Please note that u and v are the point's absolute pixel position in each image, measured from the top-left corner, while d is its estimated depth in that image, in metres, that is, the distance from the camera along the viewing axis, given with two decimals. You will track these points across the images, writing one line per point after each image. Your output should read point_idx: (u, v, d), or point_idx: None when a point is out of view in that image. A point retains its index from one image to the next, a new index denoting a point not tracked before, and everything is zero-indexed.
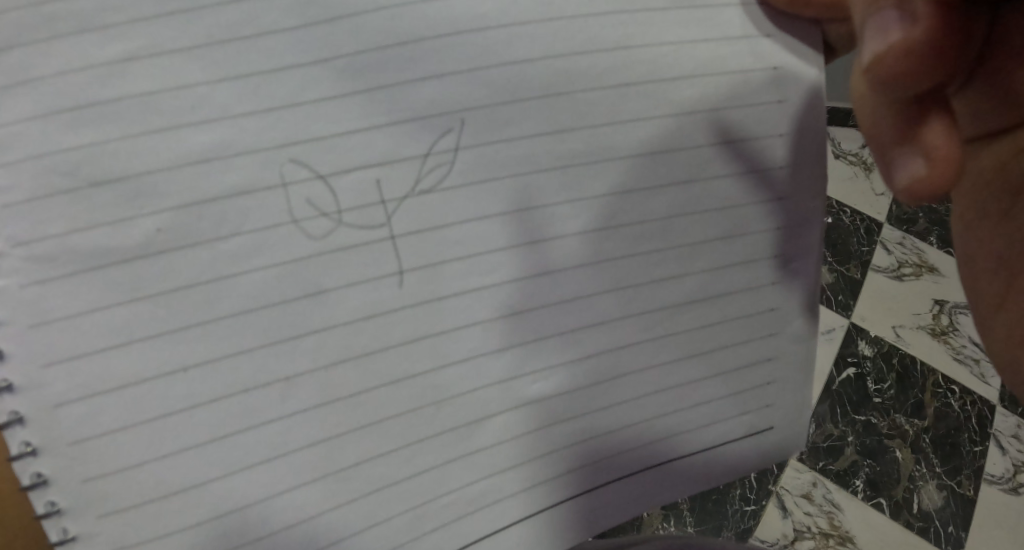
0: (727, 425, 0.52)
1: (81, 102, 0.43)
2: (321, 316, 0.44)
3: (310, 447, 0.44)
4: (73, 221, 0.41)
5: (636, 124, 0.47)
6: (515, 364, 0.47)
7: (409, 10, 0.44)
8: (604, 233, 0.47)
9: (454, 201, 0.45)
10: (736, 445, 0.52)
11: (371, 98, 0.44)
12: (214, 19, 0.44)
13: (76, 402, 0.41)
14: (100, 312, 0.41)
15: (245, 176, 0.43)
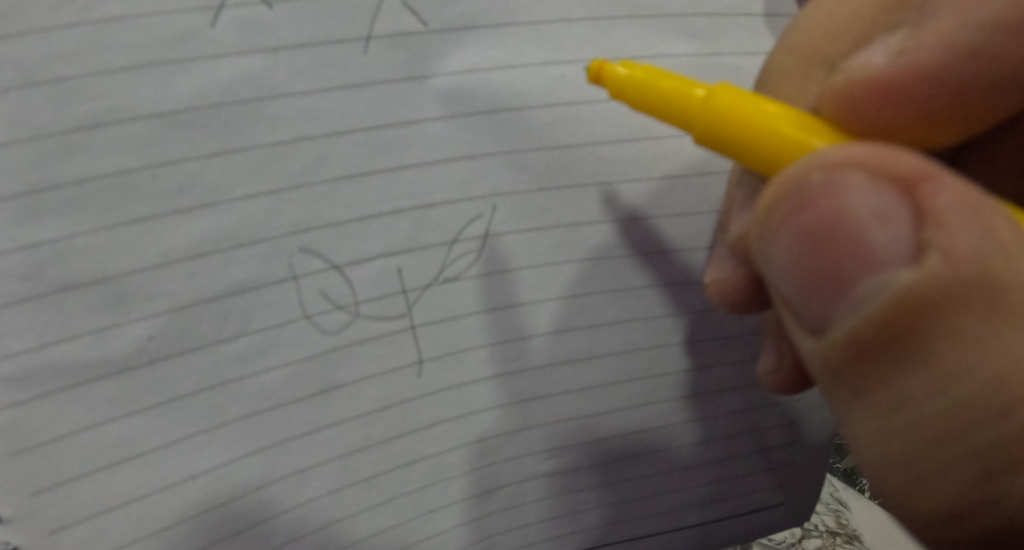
0: (736, 501, 0.51)
1: (36, 184, 0.35)
2: (336, 410, 0.41)
3: (321, 531, 0.42)
4: (46, 333, 0.36)
5: (680, 221, 0.45)
6: (530, 442, 0.45)
7: (442, 80, 0.39)
8: (634, 324, 0.45)
9: (480, 291, 0.42)
10: (744, 520, 0.52)
11: (394, 180, 0.39)
12: (205, 75, 0.36)
13: (78, 523, 0.38)
14: (90, 430, 0.37)
15: (249, 270, 0.38)
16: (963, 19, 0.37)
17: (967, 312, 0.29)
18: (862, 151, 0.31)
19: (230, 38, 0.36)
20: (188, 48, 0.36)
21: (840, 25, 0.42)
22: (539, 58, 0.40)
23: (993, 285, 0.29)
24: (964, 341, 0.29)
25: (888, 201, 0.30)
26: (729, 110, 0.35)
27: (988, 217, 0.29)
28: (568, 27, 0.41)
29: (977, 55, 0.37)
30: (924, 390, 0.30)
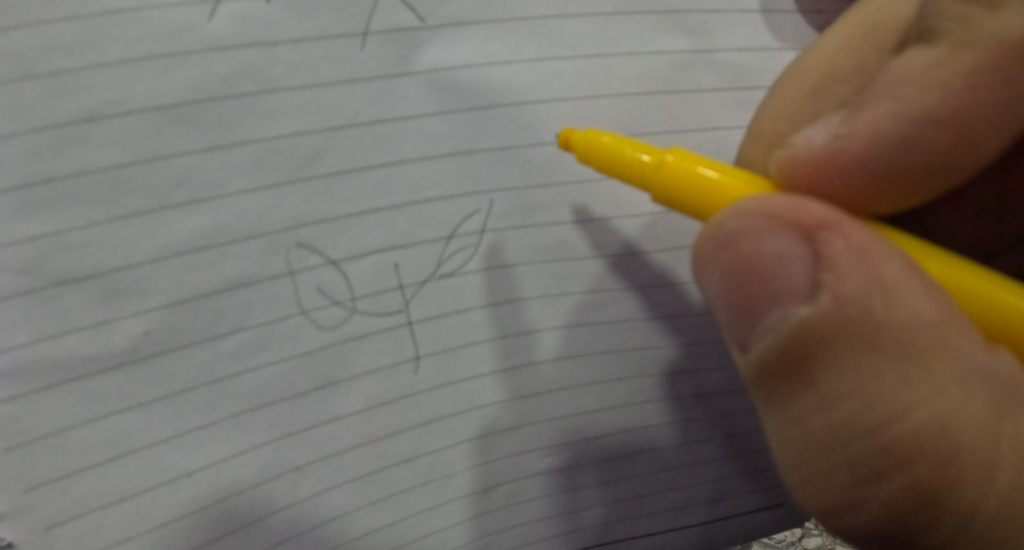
0: (736, 500, 0.50)
1: (33, 178, 0.35)
2: (333, 406, 0.41)
3: (319, 529, 0.42)
4: (42, 327, 0.36)
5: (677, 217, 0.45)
6: (527, 440, 0.45)
7: (440, 75, 0.39)
8: (633, 324, 0.45)
9: (478, 287, 0.42)
10: (746, 519, 0.50)
11: (391, 175, 0.39)
12: (201, 68, 0.36)
13: (73, 520, 0.37)
14: (86, 425, 0.37)
15: (246, 265, 0.38)
16: (895, 112, 0.37)
17: (857, 338, 0.31)
18: (772, 203, 0.35)
19: (226, 31, 0.36)
20: (184, 42, 0.36)
21: (794, 113, 0.42)
22: (534, 54, 0.40)
23: (880, 319, 0.31)
24: (853, 364, 0.31)
25: (790, 246, 0.33)
26: (670, 175, 0.37)
27: (877, 261, 0.32)
28: (564, 23, 0.41)
29: (908, 144, 0.37)
30: (817, 406, 0.32)
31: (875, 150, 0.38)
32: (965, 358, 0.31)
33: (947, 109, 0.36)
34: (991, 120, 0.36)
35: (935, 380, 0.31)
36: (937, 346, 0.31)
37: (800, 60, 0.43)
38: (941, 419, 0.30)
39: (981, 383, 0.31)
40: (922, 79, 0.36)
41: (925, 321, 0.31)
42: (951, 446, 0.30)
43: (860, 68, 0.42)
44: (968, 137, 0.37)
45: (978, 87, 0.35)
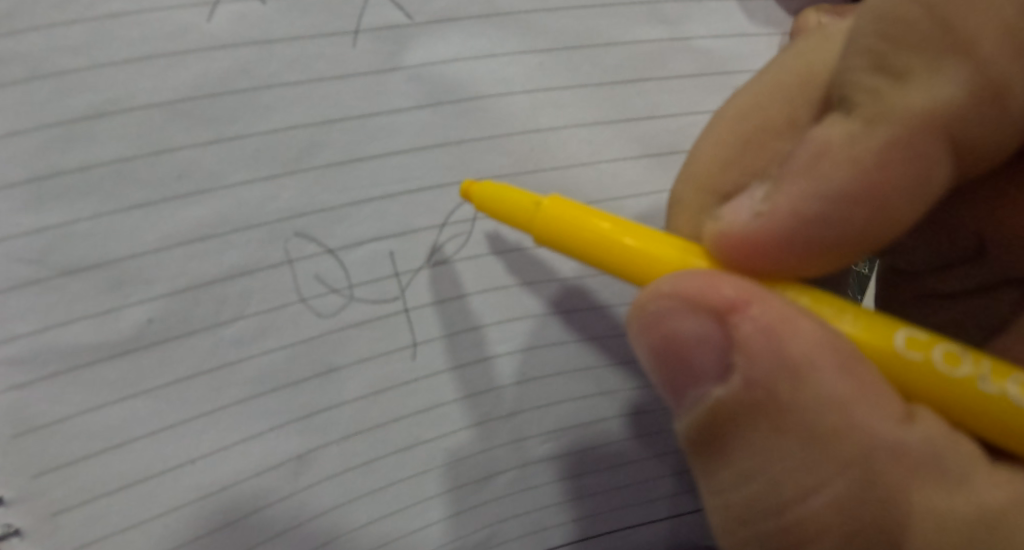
0: None
1: (41, 172, 0.36)
2: (333, 393, 0.42)
3: (323, 516, 0.43)
4: (49, 316, 0.37)
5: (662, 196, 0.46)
6: (522, 428, 0.46)
7: (428, 70, 0.41)
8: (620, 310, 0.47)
9: (469, 274, 0.43)
10: None
11: (383, 166, 0.41)
12: (202, 66, 0.38)
13: (80, 506, 0.38)
14: (92, 412, 0.38)
15: (246, 254, 0.39)
16: (815, 189, 0.36)
17: (767, 421, 0.33)
18: (689, 279, 0.35)
19: (225, 31, 0.38)
20: (185, 41, 0.38)
21: (727, 160, 0.41)
22: (517, 47, 0.42)
23: (787, 401, 0.33)
24: (758, 443, 0.34)
25: (713, 332, 0.35)
26: (648, 263, 0.37)
27: (785, 338, 0.33)
28: (545, 19, 0.43)
29: (830, 216, 0.36)
30: (734, 475, 0.34)
31: (791, 228, 0.36)
32: (870, 437, 0.32)
33: (868, 180, 0.35)
34: (910, 193, 0.36)
35: (829, 460, 0.32)
36: (841, 427, 0.32)
37: (725, 110, 0.42)
38: (841, 502, 0.32)
39: (880, 459, 0.32)
40: (842, 149, 0.35)
41: (830, 400, 0.33)
42: (844, 523, 0.32)
43: (790, 120, 0.40)
44: (889, 207, 0.36)
45: (893, 159, 0.35)
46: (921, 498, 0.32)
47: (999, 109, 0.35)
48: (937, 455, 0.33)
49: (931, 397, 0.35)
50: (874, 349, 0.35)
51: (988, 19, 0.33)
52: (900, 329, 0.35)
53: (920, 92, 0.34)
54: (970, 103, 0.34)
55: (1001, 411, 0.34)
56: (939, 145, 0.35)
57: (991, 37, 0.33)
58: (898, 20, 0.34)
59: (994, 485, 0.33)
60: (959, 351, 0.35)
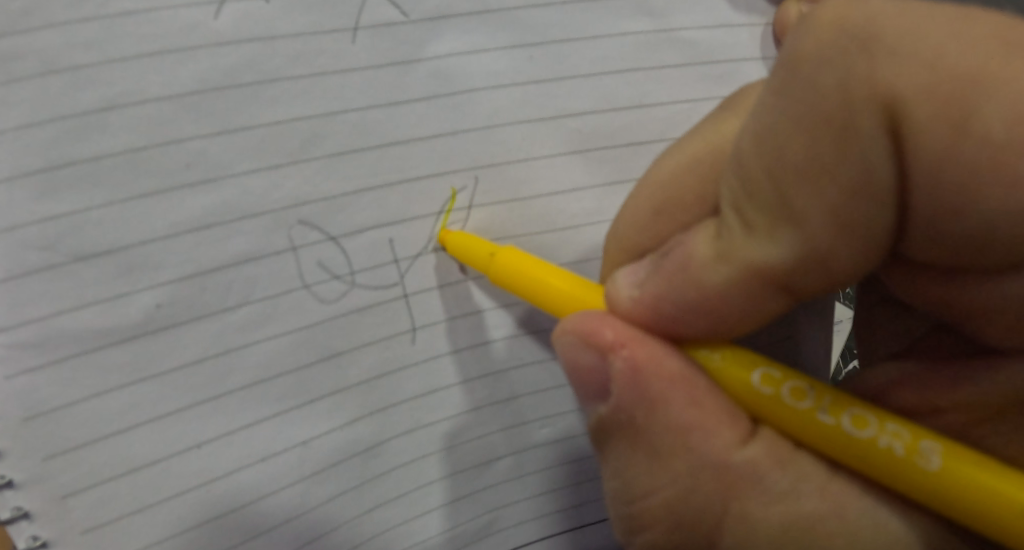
0: None
1: (55, 162, 0.37)
2: (336, 379, 0.43)
3: (328, 502, 0.43)
4: (60, 301, 0.38)
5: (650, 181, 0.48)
6: (522, 413, 0.47)
7: (424, 65, 0.43)
8: None
9: (466, 256, 0.45)
10: None
11: (382, 156, 0.42)
12: (209, 61, 0.39)
13: (88, 489, 0.39)
14: (101, 397, 0.39)
15: (251, 242, 0.41)
16: (667, 297, 0.37)
17: (626, 438, 0.39)
18: (583, 319, 0.38)
19: (230, 28, 0.40)
20: (194, 37, 0.39)
21: (641, 226, 0.42)
22: (509, 42, 0.45)
23: (641, 425, 0.38)
24: (621, 454, 0.39)
25: (598, 364, 0.38)
26: (565, 296, 0.41)
27: (646, 377, 0.37)
28: (535, 14, 0.45)
29: (679, 323, 0.37)
30: (609, 472, 0.40)
31: (650, 321, 0.38)
32: (703, 456, 0.37)
33: (704, 306, 0.36)
34: (748, 322, 0.36)
35: (667, 471, 0.37)
36: (682, 446, 0.37)
37: (651, 172, 0.43)
38: (672, 502, 0.37)
39: (709, 474, 0.37)
40: (692, 269, 0.36)
41: (674, 426, 0.37)
42: (674, 518, 0.38)
43: (699, 198, 0.41)
44: (727, 327, 0.37)
45: (727, 294, 0.35)
46: (743, 505, 0.36)
47: (826, 275, 0.33)
48: (764, 475, 0.36)
49: (779, 425, 0.37)
50: (732, 383, 0.37)
51: (818, 201, 0.32)
52: (758, 365, 0.37)
53: (755, 245, 0.34)
54: (798, 268, 0.33)
55: (839, 442, 0.35)
56: (766, 290, 0.35)
57: (819, 217, 0.32)
58: (754, 175, 0.34)
59: (817, 495, 0.35)
60: (806, 386, 0.36)
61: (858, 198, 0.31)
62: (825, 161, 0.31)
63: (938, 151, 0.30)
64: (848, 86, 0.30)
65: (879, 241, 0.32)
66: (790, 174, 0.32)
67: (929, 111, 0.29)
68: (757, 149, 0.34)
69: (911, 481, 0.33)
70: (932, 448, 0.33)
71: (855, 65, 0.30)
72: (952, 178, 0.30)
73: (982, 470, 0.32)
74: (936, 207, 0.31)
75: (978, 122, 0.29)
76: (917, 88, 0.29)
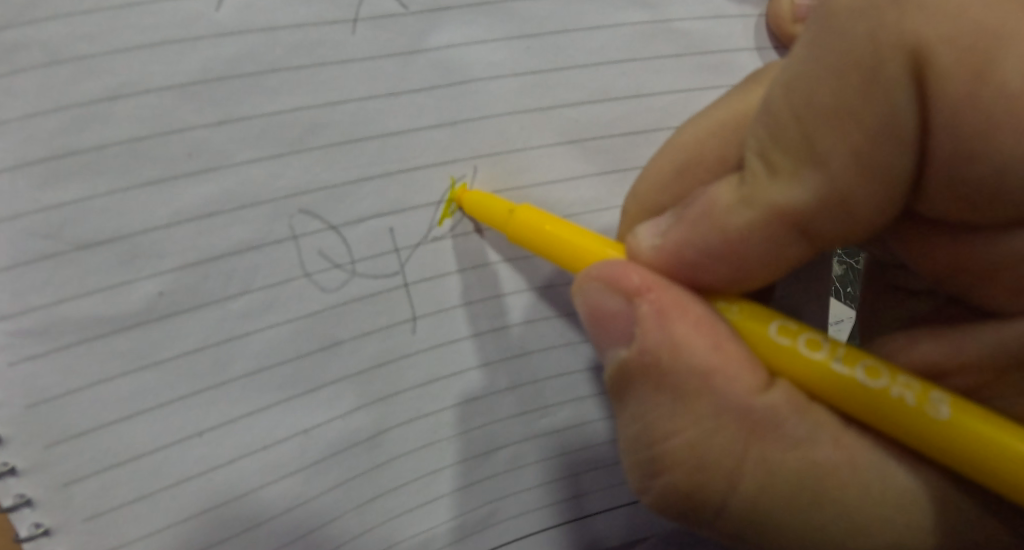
0: None
1: (58, 151, 0.38)
2: (337, 367, 0.43)
3: (329, 491, 0.43)
4: (63, 288, 0.38)
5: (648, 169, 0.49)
6: (521, 403, 0.48)
7: (423, 55, 0.44)
8: None
9: (478, 225, 0.46)
10: None
11: (382, 146, 0.43)
12: (210, 52, 0.40)
13: (91, 476, 0.39)
14: (103, 384, 0.39)
15: (253, 230, 0.41)
16: (692, 241, 0.38)
17: (649, 380, 0.38)
18: (608, 266, 0.39)
19: (232, 19, 0.40)
20: (195, 29, 0.40)
21: (662, 185, 0.43)
22: (506, 33, 0.45)
23: (666, 367, 0.37)
24: (644, 398, 0.38)
25: (623, 309, 0.38)
26: (579, 250, 0.41)
27: (672, 322, 0.37)
28: (531, 6, 0.46)
29: (702, 267, 0.38)
30: (627, 417, 0.39)
31: (673, 266, 0.39)
32: (728, 399, 0.36)
33: (729, 248, 0.37)
34: (769, 268, 0.37)
35: (691, 413, 0.37)
36: (706, 390, 0.37)
37: (674, 137, 0.44)
38: (695, 444, 0.37)
39: (733, 417, 0.36)
40: (716, 215, 0.37)
41: (699, 369, 0.37)
42: (696, 461, 0.37)
43: (721, 158, 0.42)
44: (750, 274, 0.38)
45: (751, 238, 0.36)
46: (763, 451, 0.36)
47: (845, 221, 0.34)
48: (784, 421, 0.36)
49: (795, 376, 0.37)
50: (751, 334, 0.38)
51: (842, 143, 0.32)
52: (774, 318, 0.38)
53: (778, 190, 0.35)
54: (818, 210, 0.34)
55: (853, 390, 0.35)
56: (787, 234, 0.36)
57: (840, 159, 0.33)
58: (779, 118, 0.34)
59: (832, 445, 0.36)
60: (821, 339, 0.37)
61: (881, 140, 0.32)
62: (850, 105, 0.32)
63: (960, 100, 0.31)
64: (878, 35, 0.31)
65: (896, 189, 0.33)
66: (815, 117, 0.33)
67: (953, 60, 0.30)
68: (785, 94, 0.34)
69: (922, 430, 0.34)
70: (941, 398, 0.34)
71: (885, 15, 0.31)
72: (969, 127, 0.31)
73: (992, 426, 0.33)
74: (952, 159, 0.32)
75: (998, 73, 0.30)
76: (941, 38, 0.30)
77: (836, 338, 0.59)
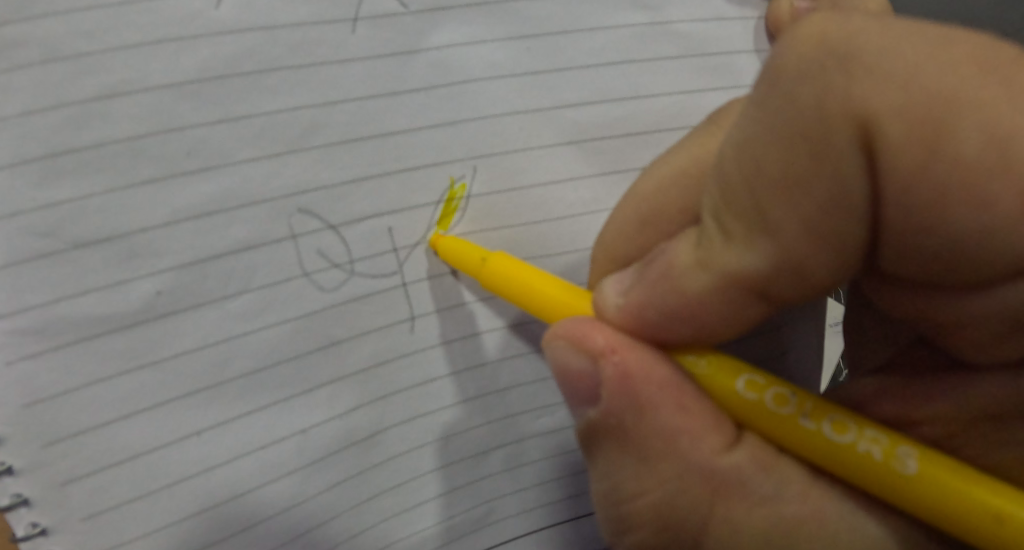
0: None
1: (55, 149, 0.38)
2: (334, 366, 0.43)
3: (326, 491, 0.44)
4: (60, 288, 0.38)
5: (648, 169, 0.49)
6: (518, 403, 0.48)
7: (423, 55, 0.44)
8: None
9: (466, 247, 0.46)
10: None
11: (382, 145, 0.43)
12: (209, 51, 0.40)
13: (88, 476, 0.39)
14: (100, 383, 0.39)
15: (251, 230, 0.41)
16: (652, 302, 0.37)
17: (616, 442, 0.39)
18: (573, 324, 0.39)
19: (231, 18, 0.40)
20: (194, 27, 0.40)
21: (629, 234, 0.43)
22: (506, 34, 0.45)
23: (631, 429, 0.38)
24: (612, 459, 0.39)
25: (588, 370, 0.38)
26: (553, 301, 0.41)
27: (636, 382, 0.37)
28: (530, 7, 0.46)
29: (663, 330, 0.38)
30: (597, 474, 0.40)
31: (636, 329, 0.39)
32: (689, 462, 0.37)
33: (687, 311, 0.36)
34: (729, 327, 0.37)
35: (654, 476, 0.38)
36: (671, 448, 0.37)
37: (637, 184, 0.44)
38: (659, 506, 0.38)
39: (696, 478, 0.37)
40: (674, 276, 0.37)
41: (662, 432, 0.37)
42: (661, 520, 0.38)
43: (684, 208, 0.42)
44: (712, 334, 0.37)
45: (709, 300, 0.36)
46: (727, 511, 0.37)
47: (802, 286, 0.33)
48: (749, 479, 0.37)
49: (763, 431, 0.37)
50: (717, 389, 0.38)
51: (793, 214, 0.32)
52: (742, 373, 0.38)
53: (734, 254, 0.34)
54: (774, 277, 0.34)
55: (818, 447, 0.36)
56: (744, 297, 0.35)
57: (794, 228, 0.32)
58: (732, 184, 0.34)
59: (799, 498, 0.36)
60: (788, 393, 0.37)
61: (831, 211, 0.31)
62: (799, 175, 0.31)
63: (911, 167, 0.29)
64: (826, 102, 0.30)
65: (854, 255, 0.32)
66: (766, 187, 0.32)
67: (902, 131, 0.29)
68: (737, 156, 0.34)
69: (889, 487, 0.34)
70: (908, 453, 0.34)
71: (832, 81, 0.30)
72: (923, 194, 0.29)
73: (958, 476, 0.33)
74: (904, 225, 0.31)
75: (953, 139, 0.28)
76: (892, 108, 0.29)
77: (833, 340, 0.59)
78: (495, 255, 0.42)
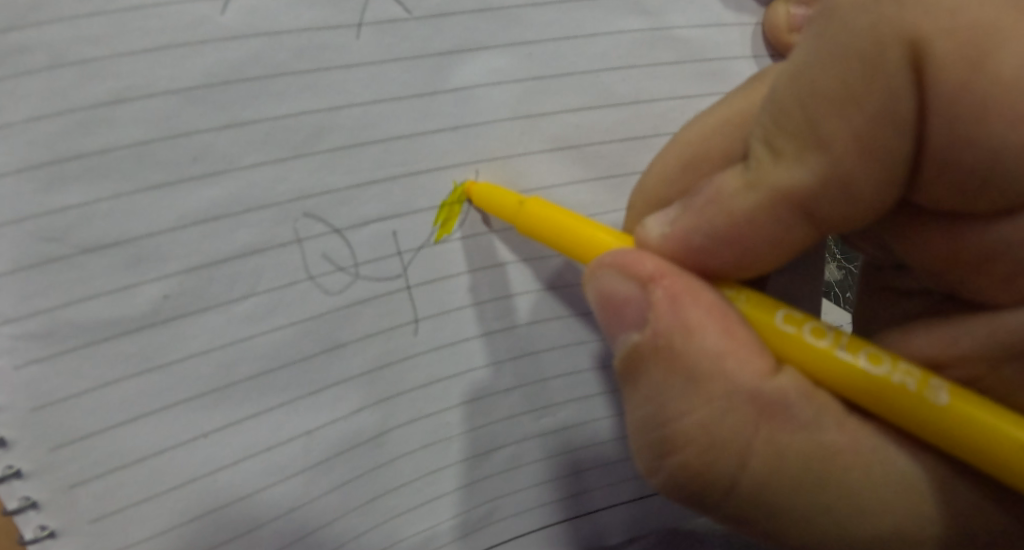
0: None
1: (62, 155, 0.38)
2: (339, 369, 0.44)
3: (331, 492, 0.44)
4: (68, 292, 0.38)
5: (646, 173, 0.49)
6: (520, 404, 0.48)
7: (427, 60, 0.44)
8: None
9: (485, 217, 0.46)
10: None
11: (386, 150, 0.43)
12: (217, 55, 0.40)
13: (96, 479, 0.39)
14: (109, 386, 0.39)
15: (256, 234, 0.41)
16: (701, 225, 0.39)
17: (664, 361, 0.37)
18: (621, 254, 0.40)
19: (238, 23, 0.40)
20: (200, 32, 0.40)
21: (668, 177, 0.44)
22: (509, 39, 0.46)
23: (680, 350, 0.37)
24: (658, 380, 0.38)
25: (635, 295, 0.39)
26: (587, 241, 0.42)
27: (684, 306, 0.38)
28: (534, 13, 0.46)
29: (709, 252, 0.39)
30: (637, 400, 0.39)
31: (683, 254, 0.40)
32: (739, 382, 0.36)
33: (735, 233, 0.38)
34: (773, 250, 0.38)
35: (704, 395, 0.37)
36: (721, 374, 0.36)
37: (681, 134, 0.45)
38: (706, 424, 0.36)
39: (745, 397, 0.36)
40: (723, 200, 0.38)
41: (711, 352, 0.37)
42: (706, 441, 0.36)
43: (726, 152, 0.43)
44: (755, 259, 0.39)
45: (759, 218, 0.37)
46: (771, 432, 0.36)
47: (845, 204, 0.35)
48: (794, 404, 0.36)
49: (801, 364, 0.38)
50: (756, 322, 0.39)
51: (844, 126, 0.33)
52: (780, 308, 0.39)
53: (783, 171, 0.36)
54: (822, 192, 0.35)
55: (856, 375, 0.36)
56: (791, 215, 0.36)
57: (843, 141, 0.34)
58: (785, 107, 0.35)
59: (836, 429, 0.37)
60: (826, 327, 0.38)
61: (881, 124, 0.33)
62: (854, 89, 0.33)
63: (956, 82, 0.32)
64: (878, 25, 0.32)
65: (896, 176, 0.34)
66: (818, 103, 0.34)
67: (948, 47, 0.31)
68: (788, 83, 0.35)
69: (922, 413, 0.35)
70: (941, 385, 0.35)
71: (885, 8, 0.32)
72: (967, 106, 0.32)
73: (987, 410, 0.34)
74: (946, 141, 0.33)
75: (993, 59, 0.31)
76: (941, 30, 0.31)
77: None
78: (529, 201, 0.43)
